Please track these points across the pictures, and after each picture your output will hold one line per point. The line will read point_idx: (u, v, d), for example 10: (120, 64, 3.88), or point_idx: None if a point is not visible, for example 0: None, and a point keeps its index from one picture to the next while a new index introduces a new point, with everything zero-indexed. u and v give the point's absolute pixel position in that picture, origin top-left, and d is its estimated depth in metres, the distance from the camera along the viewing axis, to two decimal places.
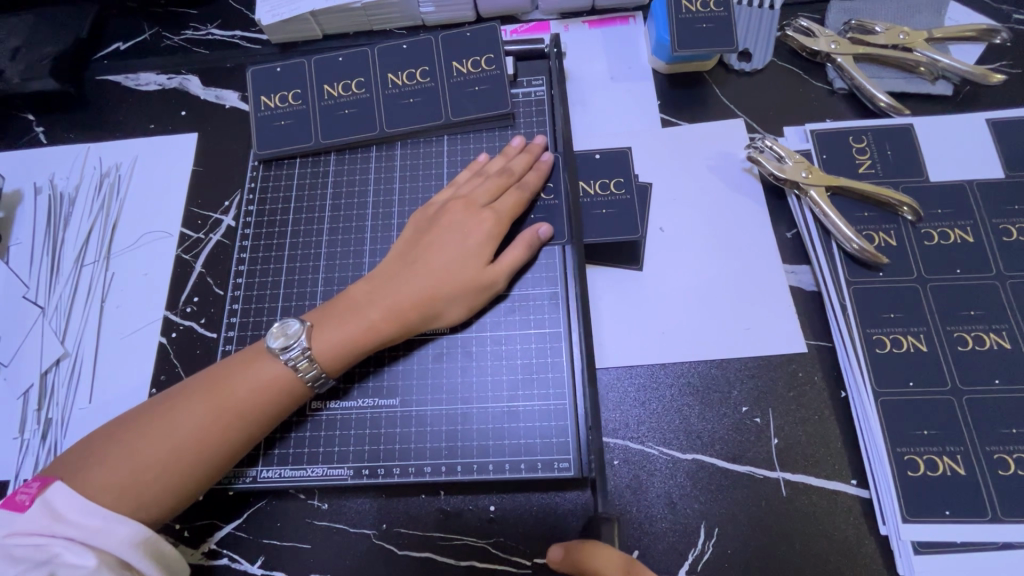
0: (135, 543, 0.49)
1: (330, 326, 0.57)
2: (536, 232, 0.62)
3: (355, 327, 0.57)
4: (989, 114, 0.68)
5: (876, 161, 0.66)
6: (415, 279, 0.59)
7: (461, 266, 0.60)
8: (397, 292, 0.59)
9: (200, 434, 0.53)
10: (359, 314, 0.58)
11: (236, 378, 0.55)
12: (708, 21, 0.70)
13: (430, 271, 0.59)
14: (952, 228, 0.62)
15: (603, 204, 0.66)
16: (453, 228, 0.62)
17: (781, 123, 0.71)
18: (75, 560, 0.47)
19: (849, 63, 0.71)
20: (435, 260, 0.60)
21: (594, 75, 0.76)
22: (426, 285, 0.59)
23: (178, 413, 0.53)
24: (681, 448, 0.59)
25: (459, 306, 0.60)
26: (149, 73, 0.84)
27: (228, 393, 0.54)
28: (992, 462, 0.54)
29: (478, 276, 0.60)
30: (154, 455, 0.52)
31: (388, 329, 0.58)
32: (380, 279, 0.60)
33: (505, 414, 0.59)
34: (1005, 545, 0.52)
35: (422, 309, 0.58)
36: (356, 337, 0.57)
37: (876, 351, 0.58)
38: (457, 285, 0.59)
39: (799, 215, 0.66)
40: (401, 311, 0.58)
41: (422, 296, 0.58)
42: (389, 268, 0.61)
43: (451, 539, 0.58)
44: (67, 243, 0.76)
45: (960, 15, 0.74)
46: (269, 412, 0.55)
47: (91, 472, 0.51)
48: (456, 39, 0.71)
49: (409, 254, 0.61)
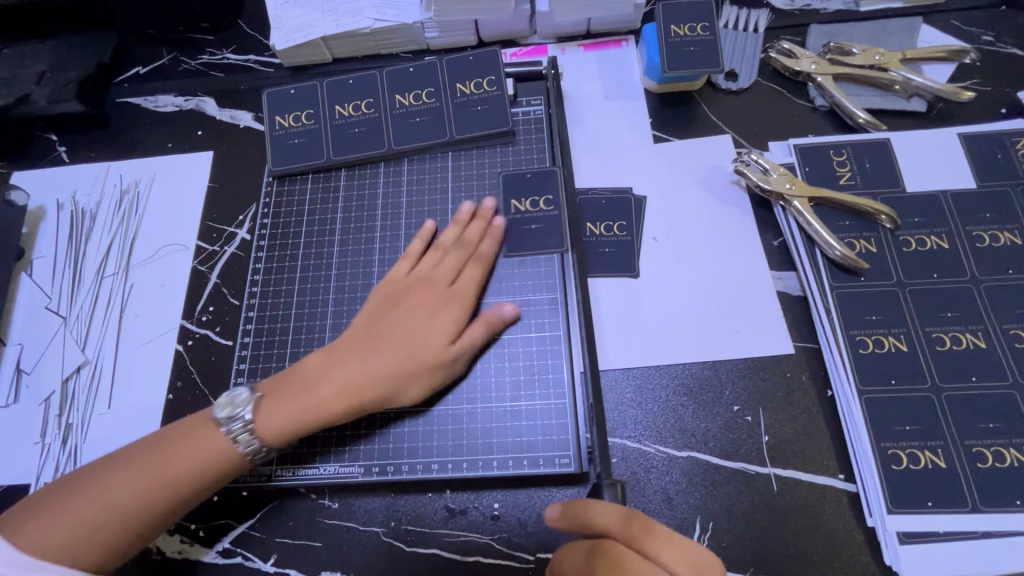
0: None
1: (281, 402, 0.58)
2: (500, 313, 0.64)
3: (305, 404, 0.58)
4: (961, 128, 0.72)
5: (855, 173, 0.70)
6: (370, 358, 0.60)
7: (418, 346, 0.60)
8: (351, 369, 0.59)
9: (136, 499, 0.53)
10: (313, 391, 0.58)
11: (181, 445, 0.56)
12: (695, 45, 0.74)
13: (387, 350, 0.60)
14: (929, 236, 0.66)
15: (606, 244, 0.71)
16: (412, 310, 0.63)
17: (766, 139, 0.75)
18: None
19: (828, 82, 0.75)
20: (392, 337, 0.61)
21: (589, 95, 0.81)
22: (382, 365, 0.59)
23: (118, 476, 0.54)
24: (676, 446, 0.62)
25: (412, 389, 0.60)
26: (167, 95, 0.89)
27: (170, 459, 0.55)
28: (971, 455, 0.57)
29: (434, 355, 0.60)
30: (88, 516, 0.52)
31: (341, 407, 0.58)
32: (336, 354, 0.61)
33: (508, 413, 0.62)
34: (985, 534, 0.54)
35: (376, 390, 0.59)
36: (306, 415, 0.57)
37: (860, 351, 0.61)
38: (415, 365, 0.60)
39: (784, 225, 0.69)
40: (356, 390, 0.58)
41: (376, 376, 0.59)
42: (349, 343, 0.61)
43: (457, 536, 0.60)
44: (88, 256, 0.80)
45: (932, 37, 0.79)
46: (208, 478, 0.55)
47: (31, 528, 0.51)
48: (459, 62, 0.76)
49: (368, 331, 0.62)
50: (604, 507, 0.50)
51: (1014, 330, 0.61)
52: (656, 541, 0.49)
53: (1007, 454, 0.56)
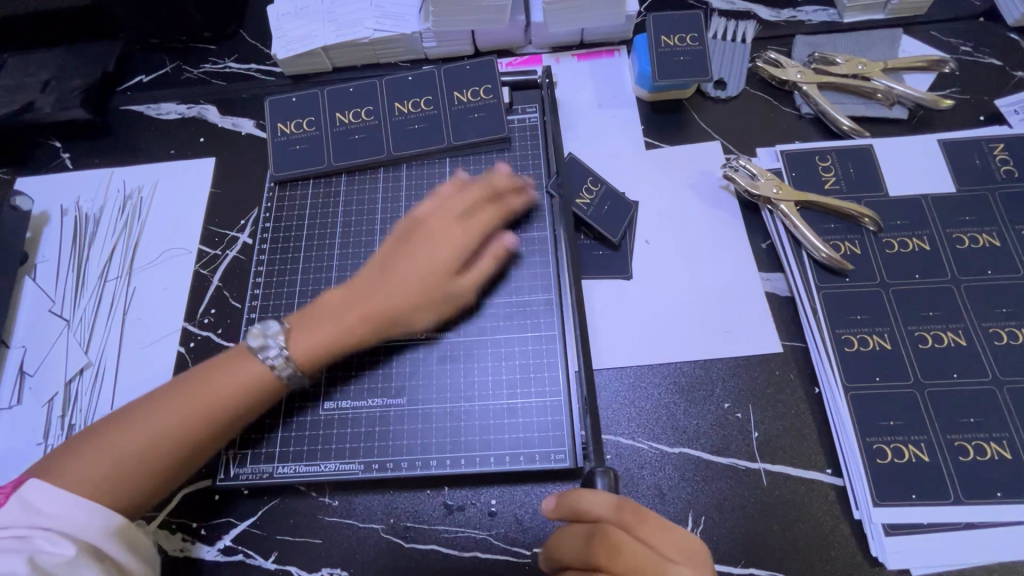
0: (110, 533, 0.51)
1: (310, 328, 0.62)
2: (501, 242, 0.68)
3: (331, 330, 0.62)
4: (940, 135, 0.75)
5: (840, 178, 0.73)
6: (387, 286, 0.64)
7: (430, 277, 0.64)
8: (371, 296, 0.64)
9: (185, 421, 0.56)
10: (335, 319, 0.63)
11: (217, 375, 0.58)
12: (685, 54, 0.77)
13: (400, 278, 0.64)
14: (910, 238, 0.68)
15: (598, 247, 0.73)
16: (426, 242, 0.66)
17: (754, 145, 0.78)
18: (53, 547, 0.47)
19: (813, 91, 0.78)
20: (410, 266, 0.65)
21: (583, 103, 0.83)
22: (398, 295, 0.63)
23: (165, 404, 0.57)
24: (669, 442, 0.63)
25: (426, 313, 0.64)
26: (170, 103, 0.91)
27: (218, 383, 0.58)
28: (953, 449, 0.58)
29: (446, 280, 0.65)
30: (137, 444, 0.55)
31: (360, 332, 0.63)
32: (357, 286, 0.65)
33: (505, 411, 0.64)
34: (967, 526, 0.56)
35: (394, 316, 0.63)
36: (331, 342, 0.62)
37: (845, 349, 0.63)
38: (427, 290, 0.64)
39: (772, 228, 0.72)
40: (377, 313, 0.63)
41: (393, 304, 0.63)
42: (368, 275, 0.65)
43: (455, 532, 0.62)
44: (92, 260, 0.81)
45: (912, 47, 0.82)
46: (253, 399, 0.59)
47: (77, 462, 0.53)
48: (457, 71, 0.78)
49: (385, 262, 0.66)
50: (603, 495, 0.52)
51: (993, 328, 0.63)
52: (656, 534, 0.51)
53: (987, 448, 0.58)
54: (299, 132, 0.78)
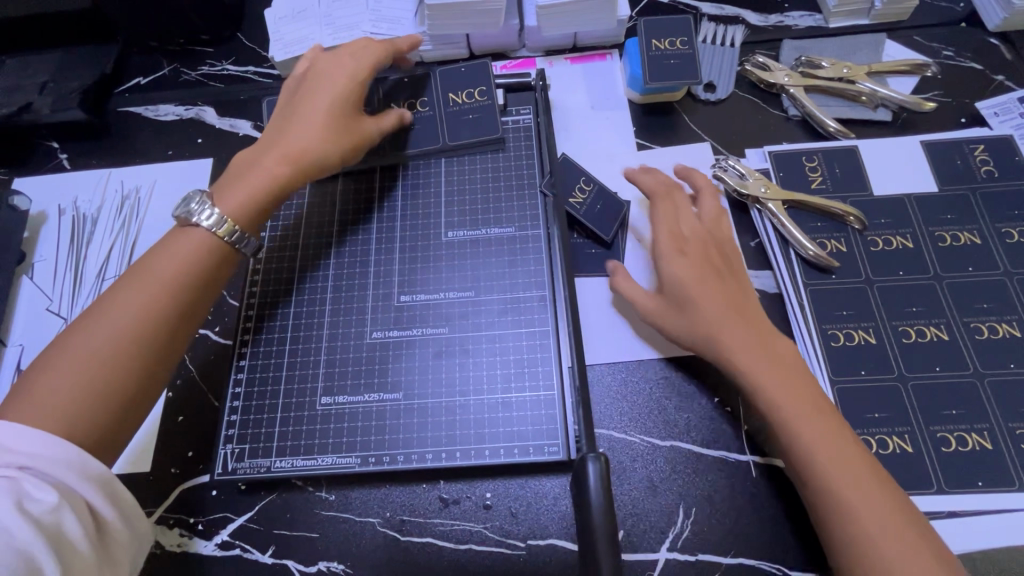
0: (92, 479, 0.50)
1: (235, 186, 0.66)
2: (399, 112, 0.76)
3: (255, 180, 0.66)
4: (923, 136, 0.77)
5: (826, 178, 0.75)
6: (295, 135, 0.69)
7: (336, 109, 0.70)
8: (284, 142, 0.68)
9: (139, 315, 0.56)
10: (256, 168, 0.67)
11: (159, 258, 0.60)
12: (675, 57, 0.79)
13: (308, 124, 0.69)
14: (894, 236, 0.70)
15: (590, 246, 0.74)
16: (323, 89, 0.72)
17: (743, 146, 0.80)
18: (36, 493, 0.46)
19: (800, 93, 0.80)
20: (314, 109, 0.70)
21: (576, 104, 0.85)
22: (307, 135, 0.69)
23: (107, 311, 0.56)
24: (660, 436, 0.64)
25: (341, 143, 0.70)
26: (168, 104, 0.91)
27: (156, 272, 0.59)
28: (936, 440, 0.60)
29: (352, 116, 0.72)
30: (96, 349, 0.54)
31: (281, 173, 0.67)
32: (268, 140, 0.70)
33: (499, 404, 0.65)
34: (950, 514, 0.58)
35: (311, 147, 0.68)
36: (257, 191, 0.66)
37: (831, 344, 0.65)
38: (337, 121, 0.70)
39: (761, 226, 0.73)
40: (293, 154, 0.68)
41: (305, 141, 0.68)
42: (274, 131, 0.71)
43: (450, 525, 0.63)
44: (90, 258, 0.82)
45: (896, 51, 0.84)
46: (198, 276, 0.61)
47: (40, 392, 0.51)
48: (452, 73, 0.79)
49: (286, 116, 0.71)
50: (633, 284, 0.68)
51: (974, 322, 0.65)
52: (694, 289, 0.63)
53: (969, 439, 0.60)
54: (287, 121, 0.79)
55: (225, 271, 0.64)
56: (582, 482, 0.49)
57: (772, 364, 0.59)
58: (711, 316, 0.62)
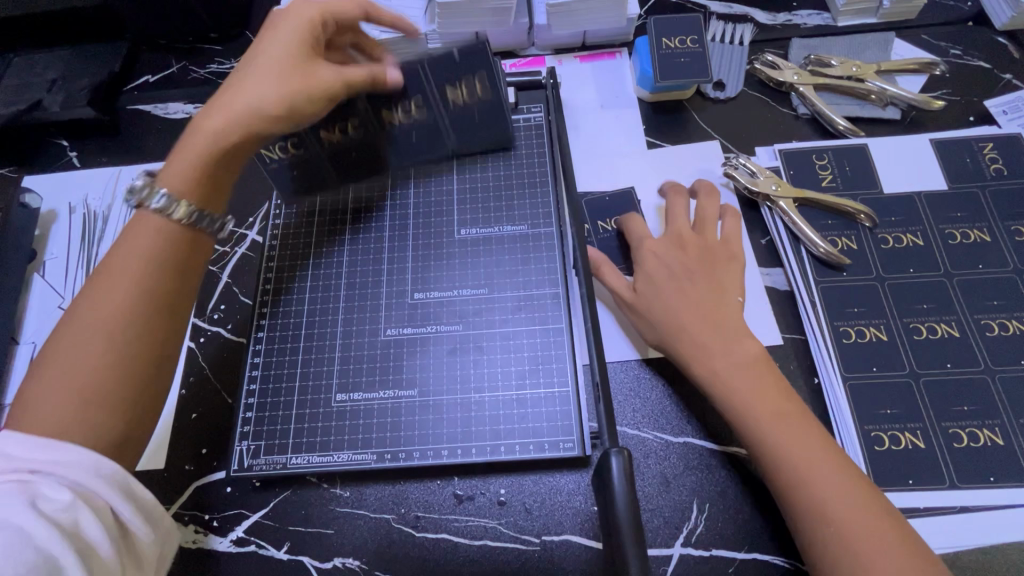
0: (105, 477, 0.47)
1: (173, 161, 0.57)
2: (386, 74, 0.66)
3: (200, 146, 0.57)
4: (933, 135, 0.77)
5: (836, 176, 0.75)
6: (233, 97, 0.59)
7: (280, 57, 0.61)
8: (222, 106, 0.58)
9: (112, 310, 0.50)
10: (192, 139, 0.57)
11: (126, 248, 0.53)
12: (685, 56, 0.79)
13: (247, 85, 0.59)
14: (905, 234, 0.71)
15: (600, 242, 0.74)
16: (270, 46, 0.62)
17: (753, 144, 0.80)
18: (52, 493, 0.45)
19: (810, 91, 0.81)
20: (266, 65, 0.61)
21: (585, 103, 0.85)
22: (247, 95, 0.59)
23: (77, 312, 0.50)
24: (673, 432, 0.65)
25: (287, 81, 0.60)
26: (178, 103, 0.92)
27: (122, 262, 0.52)
28: (948, 435, 0.61)
29: (301, 57, 0.61)
30: (80, 359, 0.49)
31: (219, 134, 0.57)
32: (207, 106, 0.60)
33: (514, 401, 0.65)
34: (963, 509, 0.58)
35: (251, 102, 0.58)
36: (195, 162, 0.56)
37: (843, 341, 0.66)
38: (280, 66, 0.60)
39: (771, 224, 0.73)
40: (232, 113, 0.58)
41: (246, 96, 0.59)
42: (215, 98, 0.61)
43: (465, 521, 0.63)
44: (101, 256, 0.82)
45: (905, 50, 0.84)
46: (169, 263, 0.53)
47: (28, 399, 0.48)
48: (445, 59, 0.68)
49: (229, 83, 0.62)
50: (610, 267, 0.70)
51: (985, 319, 0.65)
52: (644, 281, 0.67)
53: (981, 434, 0.60)
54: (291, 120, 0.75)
55: (197, 254, 0.56)
56: (605, 476, 0.48)
57: (755, 371, 0.60)
58: (692, 320, 0.63)
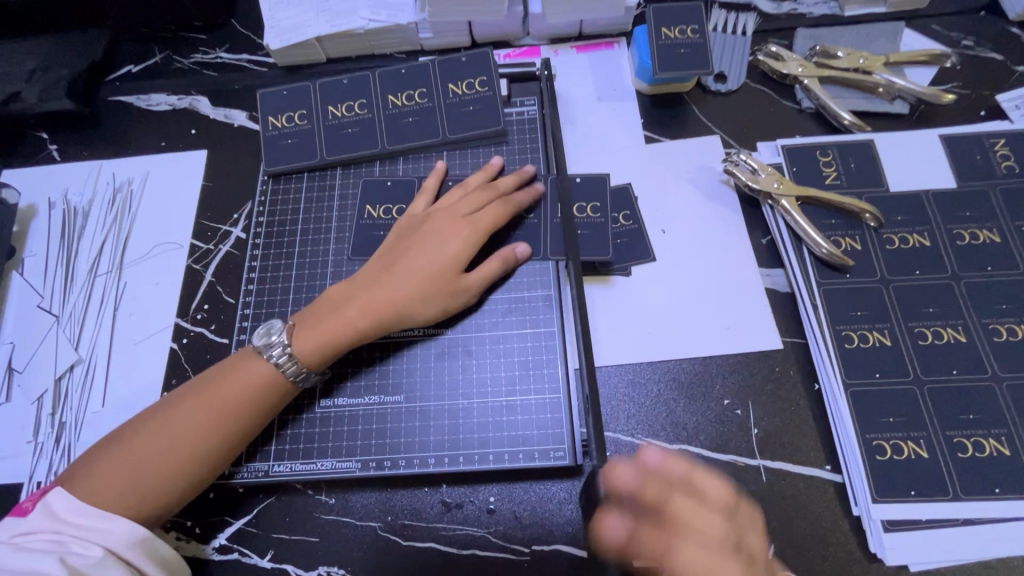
0: (134, 541, 0.53)
1: (312, 325, 0.62)
2: (512, 250, 0.67)
3: (334, 326, 0.61)
4: (942, 130, 0.74)
5: (841, 173, 0.72)
6: (393, 282, 0.63)
7: (438, 269, 0.64)
8: (376, 292, 0.63)
9: (196, 434, 0.57)
10: (339, 314, 0.62)
11: (231, 377, 0.59)
12: (685, 47, 0.76)
13: (408, 273, 0.63)
14: (911, 234, 0.68)
15: (582, 225, 0.70)
16: (433, 233, 0.66)
17: (755, 139, 0.77)
18: (82, 550, 0.51)
19: (814, 84, 0.77)
20: (414, 261, 0.64)
21: (582, 95, 0.82)
22: (403, 286, 0.63)
23: (172, 416, 0.57)
24: (669, 440, 0.63)
25: (432, 307, 0.63)
26: (160, 93, 0.88)
27: (225, 391, 0.58)
28: (952, 445, 0.58)
29: (450, 279, 0.64)
30: (151, 459, 0.55)
31: (362, 327, 0.62)
32: (362, 280, 0.64)
33: (503, 408, 0.63)
34: (966, 521, 0.56)
35: (397, 309, 0.62)
36: (332, 335, 0.61)
37: (845, 346, 0.63)
38: (430, 287, 0.63)
39: (773, 223, 0.71)
40: (377, 311, 0.62)
41: (396, 296, 0.62)
42: (372, 271, 0.65)
43: (453, 529, 0.61)
44: (81, 254, 0.80)
45: (914, 41, 0.81)
46: (255, 409, 0.59)
47: (93, 475, 0.55)
48: (452, 63, 0.77)
49: (388, 257, 0.66)
50: (625, 470, 0.53)
51: (993, 324, 0.63)
52: (681, 509, 0.50)
53: (986, 444, 0.58)
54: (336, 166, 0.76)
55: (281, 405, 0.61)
56: None
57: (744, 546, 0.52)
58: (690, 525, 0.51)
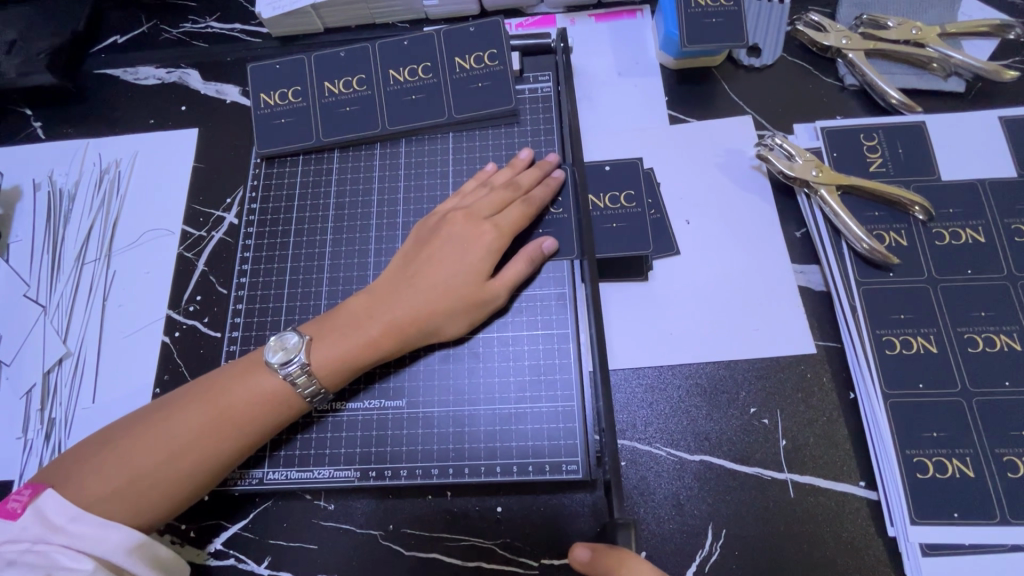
0: (130, 549, 0.50)
1: (327, 343, 0.57)
2: (540, 246, 0.61)
3: (352, 345, 0.57)
4: (1002, 111, 0.67)
5: (887, 159, 0.65)
6: (416, 296, 0.58)
7: (462, 281, 0.59)
8: (397, 306, 0.58)
9: (198, 444, 0.53)
10: (357, 331, 0.57)
11: (237, 387, 0.55)
12: (716, 16, 0.68)
13: (430, 285, 0.59)
14: (963, 228, 0.62)
15: (613, 218, 0.65)
16: (453, 239, 0.60)
17: (791, 121, 0.70)
18: (72, 563, 0.47)
19: (860, 58, 0.70)
20: (435, 273, 0.59)
21: (601, 70, 0.75)
22: (425, 300, 0.58)
23: (175, 422, 0.54)
24: (689, 449, 0.58)
25: (458, 321, 0.59)
26: (148, 66, 0.82)
27: (231, 401, 0.54)
28: (1001, 464, 0.54)
29: (476, 291, 0.59)
30: (147, 470, 0.52)
31: (386, 344, 0.57)
32: (380, 292, 0.60)
33: (511, 416, 0.59)
34: (1014, 547, 0.52)
35: (420, 326, 0.58)
36: (353, 354, 0.57)
37: (886, 352, 0.58)
38: (455, 300, 0.58)
39: (808, 214, 0.65)
40: (397, 327, 0.57)
41: (418, 311, 0.58)
42: (390, 282, 0.60)
43: (458, 540, 0.58)
44: (68, 240, 0.75)
45: (973, 11, 0.73)
46: (262, 424, 0.55)
47: (86, 480, 0.51)
48: (459, 34, 0.70)
49: (407, 268, 0.60)
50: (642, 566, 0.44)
51: None
52: None
53: None
54: (337, 147, 0.71)
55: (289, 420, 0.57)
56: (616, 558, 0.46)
57: None
58: None
